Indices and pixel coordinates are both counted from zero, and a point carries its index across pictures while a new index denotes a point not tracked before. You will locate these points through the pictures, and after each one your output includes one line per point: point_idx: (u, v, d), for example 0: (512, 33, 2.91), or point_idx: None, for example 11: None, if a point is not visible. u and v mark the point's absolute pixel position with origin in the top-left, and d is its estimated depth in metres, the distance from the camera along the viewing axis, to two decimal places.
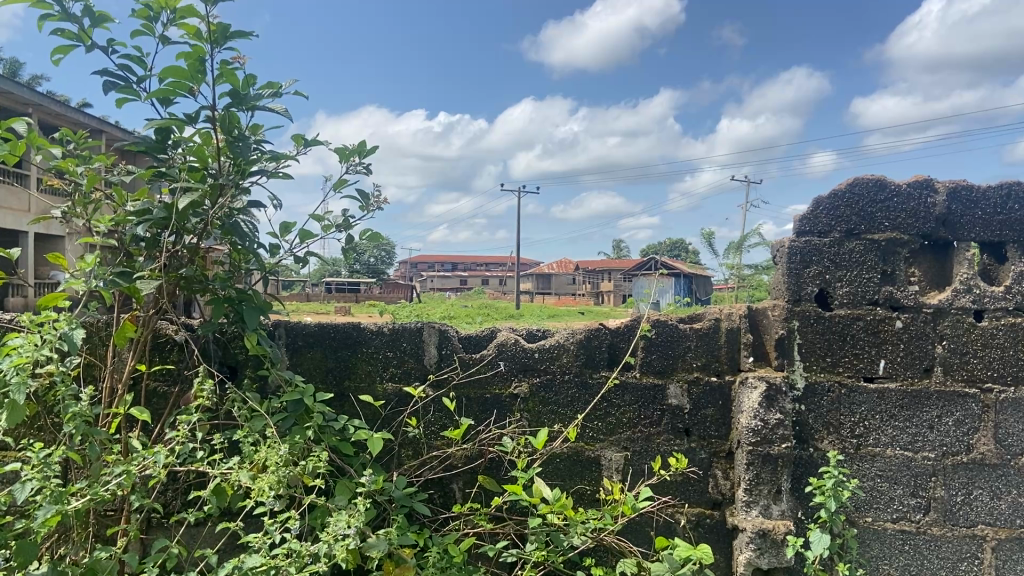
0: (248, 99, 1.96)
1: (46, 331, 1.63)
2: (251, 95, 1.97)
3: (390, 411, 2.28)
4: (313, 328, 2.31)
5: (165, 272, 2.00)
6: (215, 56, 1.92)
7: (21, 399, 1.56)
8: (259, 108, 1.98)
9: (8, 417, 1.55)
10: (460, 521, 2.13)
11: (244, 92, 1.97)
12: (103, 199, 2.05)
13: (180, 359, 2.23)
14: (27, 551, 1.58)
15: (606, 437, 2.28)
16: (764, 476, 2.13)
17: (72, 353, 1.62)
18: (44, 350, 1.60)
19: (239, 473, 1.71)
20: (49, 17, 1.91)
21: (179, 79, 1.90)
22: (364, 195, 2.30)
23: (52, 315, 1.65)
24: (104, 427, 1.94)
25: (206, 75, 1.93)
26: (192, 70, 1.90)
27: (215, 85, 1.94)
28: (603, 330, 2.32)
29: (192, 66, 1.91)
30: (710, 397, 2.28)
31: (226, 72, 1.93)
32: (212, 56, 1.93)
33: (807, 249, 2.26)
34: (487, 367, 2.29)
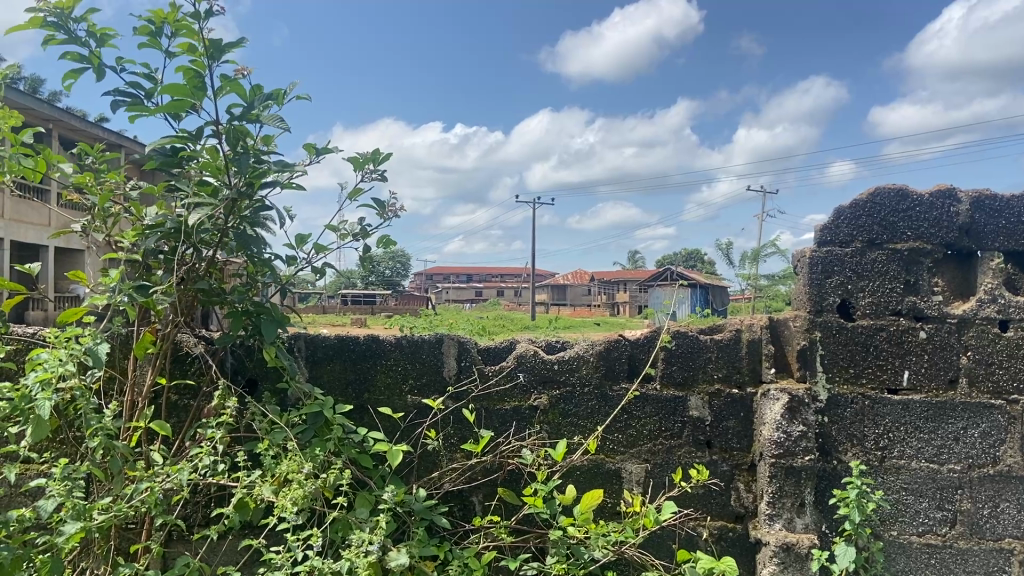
0: (252, 110, 1.95)
1: (73, 345, 1.62)
2: (256, 106, 1.97)
3: (409, 423, 2.27)
4: (333, 340, 2.31)
5: (183, 285, 2.00)
6: (214, 70, 1.93)
7: (47, 414, 1.54)
8: (265, 119, 1.97)
9: (33, 432, 1.54)
10: (480, 534, 2.10)
11: (249, 103, 1.96)
12: (122, 213, 2.07)
13: (200, 372, 2.23)
14: (52, 566, 1.56)
15: (627, 449, 2.26)
16: (787, 489, 2.12)
17: (98, 368, 1.59)
18: (69, 364, 1.59)
19: (262, 487, 1.71)
20: (53, 39, 1.92)
21: (181, 97, 1.91)
22: (380, 203, 2.30)
23: (76, 330, 1.67)
24: (126, 441, 1.93)
25: (207, 91, 1.94)
26: (192, 87, 1.90)
27: (217, 100, 1.94)
28: (623, 341, 2.30)
29: (191, 84, 1.92)
30: (732, 410, 2.26)
31: (227, 84, 1.94)
32: (211, 70, 1.93)
33: (829, 259, 2.24)
34: (507, 378, 2.27)
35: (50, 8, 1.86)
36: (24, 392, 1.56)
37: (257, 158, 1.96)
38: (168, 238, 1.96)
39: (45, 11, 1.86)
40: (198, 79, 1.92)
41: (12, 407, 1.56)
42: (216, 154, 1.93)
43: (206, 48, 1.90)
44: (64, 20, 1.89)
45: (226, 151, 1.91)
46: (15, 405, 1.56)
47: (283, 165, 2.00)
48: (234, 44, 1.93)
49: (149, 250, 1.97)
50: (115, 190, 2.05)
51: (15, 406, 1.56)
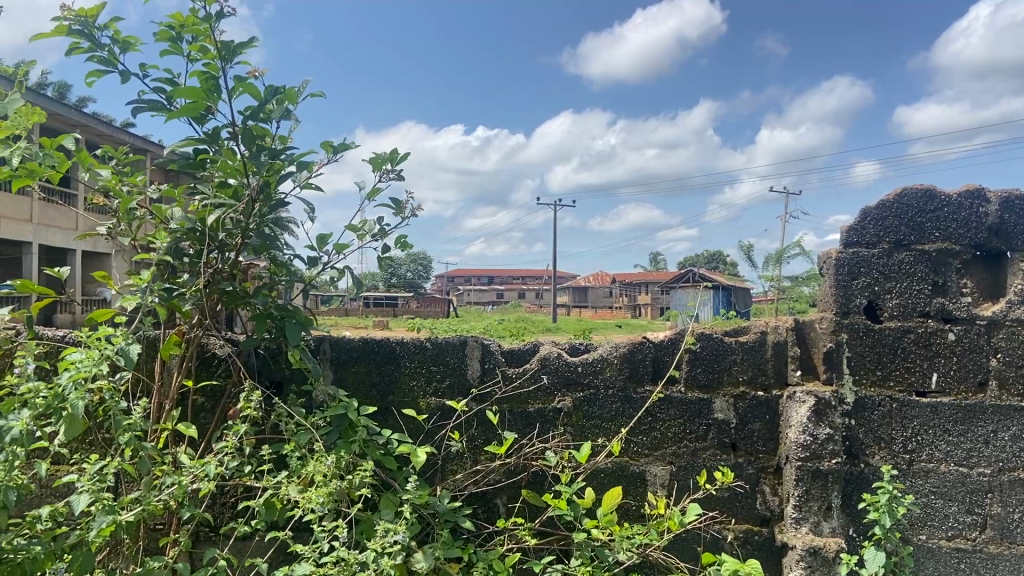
0: (267, 110, 1.95)
1: (105, 347, 1.63)
2: (270, 103, 1.96)
3: (433, 425, 2.27)
4: (358, 342, 2.32)
5: (208, 287, 2.01)
6: (227, 72, 1.94)
7: (79, 411, 1.52)
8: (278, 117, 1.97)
9: (67, 430, 1.50)
10: (504, 536, 2.09)
11: (263, 102, 1.96)
12: (147, 216, 2.09)
13: (226, 374, 2.25)
14: (83, 560, 1.52)
15: (651, 451, 2.25)
16: (814, 492, 2.10)
17: (129, 369, 1.62)
18: (102, 364, 1.58)
19: (288, 487, 1.72)
20: (77, 48, 1.94)
21: (196, 100, 1.91)
22: (399, 203, 2.31)
23: (110, 330, 1.67)
24: (153, 442, 1.95)
25: (220, 92, 1.95)
26: (206, 89, 1.91)
27: (232, 102, 1.95)
28: (647, 343, 2.30)
29: (205, 86, 1.92)
30: (757, 412, 2.24)
31: (239, 85, 1.95)
32: (224, 72, 1.95)
33: (856, 260, 2.22)
34: (531, 380, 2.28)
35: (75, 17, 1.89)
36: (56, 389, 1.55)
37: (274, 156, 1.95)
38: (194, 240, 1.98)
39: (70, 19, 1.89)
40: (211, 81, 1.94)
41: (43, 403, 1.55)
42: (232, 155, 1.94)
43: (217, 50, 1.91)
44: (88, 28, 1.91)
45: (243, 151, 1.91)
46: (46, 404, 1.53)
47: (300, 164, 1.99)
48: (245, 46, 1.95)
49: (175, 252, 1.98)
50: (142, 193, 2.07)
51: (48, 404, 1.54)
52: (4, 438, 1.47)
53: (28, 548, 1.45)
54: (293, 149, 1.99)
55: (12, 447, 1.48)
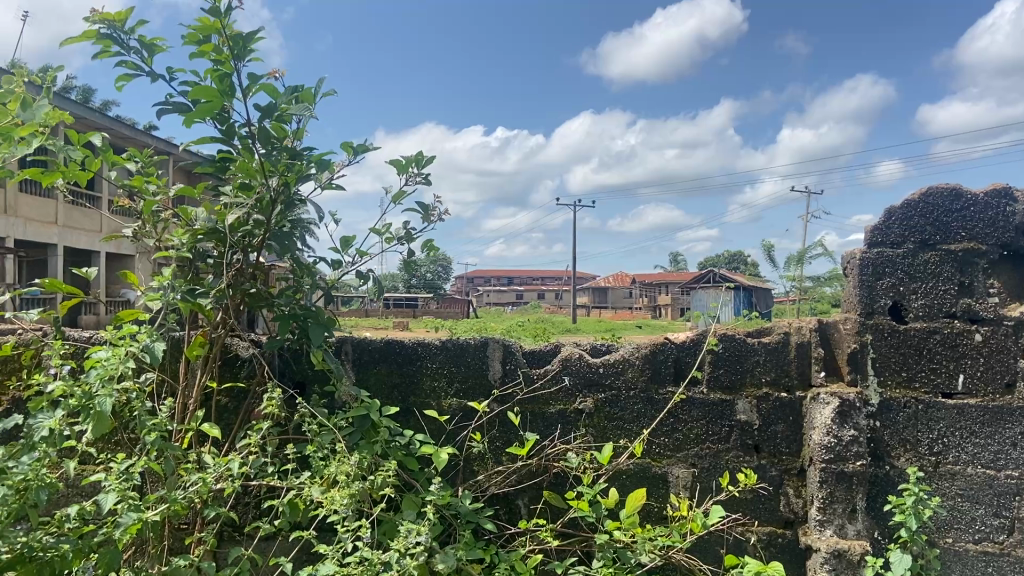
0: (284, 109, 1.96)
1: (131, 344, 1.64)
2: (285, 103, 1.97)
3: (455, 426, 2.27)
4: (380, 343, 2.33)
5: (232, 288, 2.03)
6: (240, 70, 1.95)
7: (108, 408, 1.52)
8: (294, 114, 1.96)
9: (96, 427, 1.51)
10: (526, 537, 2.09)
11: (279, 100, 1.96)
12: (171, 218, 2.11)
13: (250, 375, 2.27)
14: (110, 557, 1.52)
15: (673, 453, 2.24)
16: (838, 494, 2.08)
17: (155, 365, 1.64)
18: (129, 362, 1.59)
19: (311, 487, 1.73)
20: (106, 51, 1.97)
21: (210, 99, 1.92)
22: (425, 207, 2.31)
23: (136, 329, 1.68)
24: (178, 442, 1.97)
25: (235, 91, 1.96)
26: (220, 89, 1.92)
27: (246, 101, 1.95)
28: (668, 345, 2.30)
29: (220, 86, 1.93)
30: (781, 413, 2.23)
31: (254, 84, 1.94)
32: (236, 70, 1.95)
33: (880, 260, 2.20)
34: (552, 382, 2.27)
35: (103, 20, 1.91)
36: (85, 388, 1.56)
37: (294, 157, 1.96)
38: (219, 241, 1.99)
39: (99, 23, 1.91)
40: (226, 80, 1.94)
41: (70, 403, 1.56)
42: (250, 156, 1.95)
43: (231, 47, 1.92)
44: (117, 31, 1.94)
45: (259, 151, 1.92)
46: (76, 402, 1.54)
47: (319, 163, 2.00)
48: (254, 38, 1.94)
49: (200, 254, 2.00)
50: (167, 195, 2.09)
51: (78, 402, 1.55)
52: (34, 436, 1.49)
53: (56, 545, 1.47)
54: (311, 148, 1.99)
55: (41, 446, 1.50)
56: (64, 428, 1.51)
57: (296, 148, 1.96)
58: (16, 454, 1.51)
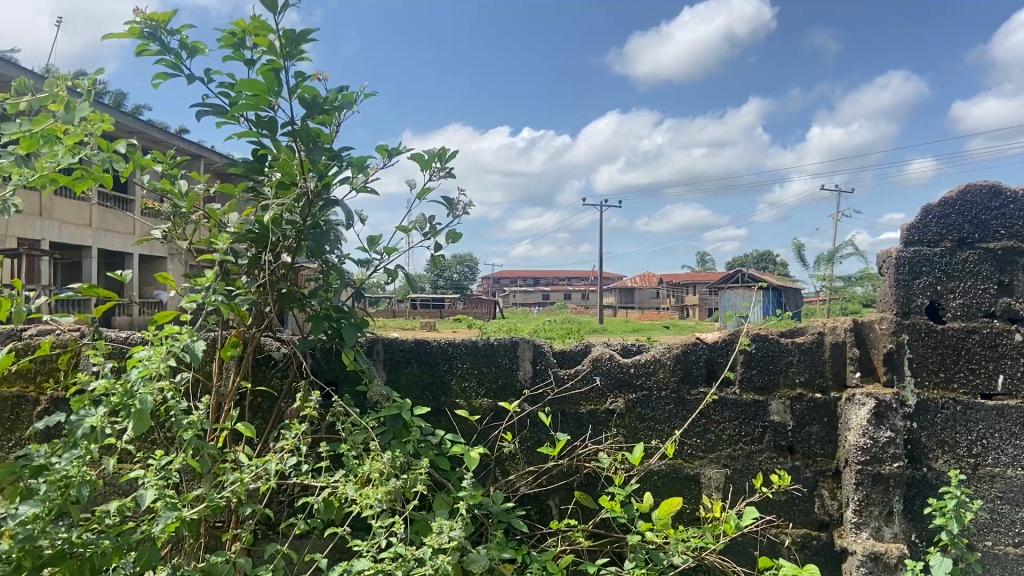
0: (328, 109, 1.97)
1: (171, 342, 1.65)
2: (329, 104, 1.97)
3: (486, 426, 2.27)
4: (410, 343, 2.34)
5: (265, 288, 2.05)
6: (289, 69, 1.96)
7: (148, 406, 1.54)
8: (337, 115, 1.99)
9: (137, 425, 1.52)
10: (558, 537, 2.09)
11: (324, 100, 1.98)
12: (204, 220, 2.14)
13: (283, 375, 2.29)
14: (149, 555, 1.53)
15: (706, 454, 2.22)
16: (875, 496, 2.05)
17: (195, 364, 1.64)
18: (170, 360, 1.61)
19: (345, 486, 1.73)
20: (147, 50, 1.99)
21: (256, 93, 1.94)
22: (450, 202, 2.32)
23: (175, 328, 1.69)
24: (213, 441, 1.98)
25: (282, 90, 1.97)
26: (267, 85, 1.94)
27: (292, 100, 1.96)
28: (700, 345, 2.28)
29: (268, 81, 1.95)
30: (815, 414, 2.20)
31: (299, 84, 1.95)
32: (286, 68, 1.96)
33: (917, 259, 2.17)
34: (583, 382, 2.27)
35: (146, 19, 1.93)
36: (126, 386, 1.57)
37: (329, 158, 1.96)
38: (252, 243, 2.02)
39: (142, 22, 1.94)
40: (275, 76, 1.95)
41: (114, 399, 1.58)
42: (291, 153, 1.97)
43: (283, 45, 1.93)
44: (159, 31, 1.96)
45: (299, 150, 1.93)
46: (118, 400, 1.56)
47: (357, 166, 2.01)
48: (306, 37, 1.94)
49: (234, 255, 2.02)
50: (201, 198, 2.12)
51: (119, 400, 1.56)
52: (76, 433, 1.50)
53: (96, 542, 1.49)
54: (349, 150, 2.01)
55: (83, 443, 1.52)
56: (105, 426, 1.53)
57: (335, 149, 1.97)
58: (59, 450, 1.53)
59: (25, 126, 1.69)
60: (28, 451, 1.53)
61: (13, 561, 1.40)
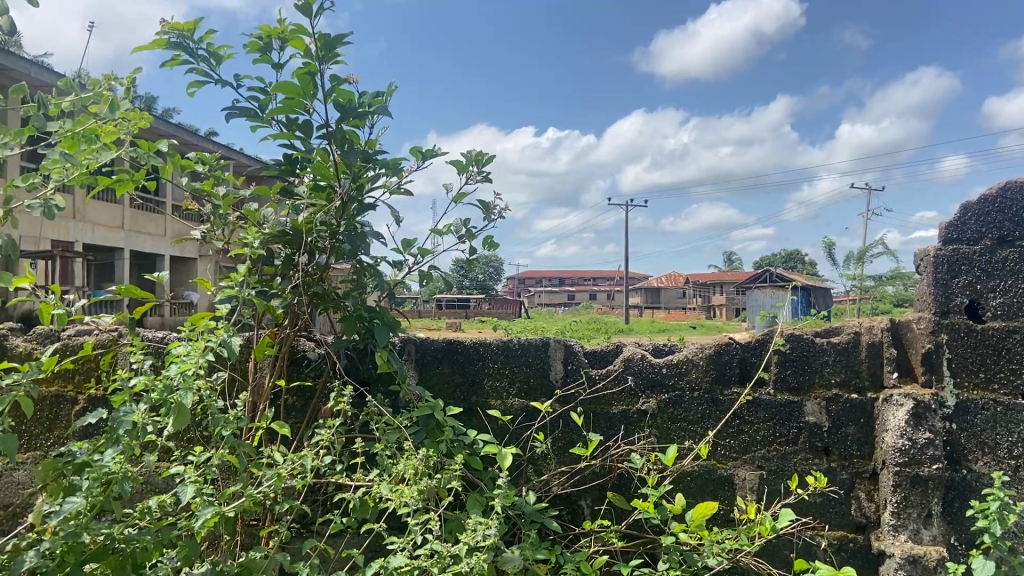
0: (363, 113, 1.98)
1: (209, 337, 1.66)
2: (364, 106, 1.98)
3: (518, 426, 2.27)
4: (442, 343, 2.35)
5: (299, 289, 2.06)
6: (324, 72, 1.97)
7: (188, 401, 1.55)
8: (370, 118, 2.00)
9: (177, 419, 1.52)
10: (591, 537, 2.08)
11: (358, 103, 1.99)
12: (239, 221, 2.17)
13: (316, 374, 2.30)
14: (190, 550, 1.55)
15: (740, 455, 2.20)
16: (913, 499, 2.03)
17: (232, 358, 1.64)
18: (208, 356, 1.63)
19: (379, 486, 1.74)
20: (176, 61, 2.01)
21: (293, 96, 1.96)
22: (485, 205, 2.32)
23: (213, 324, 1.71)
24: (248, 440, 2.00)
25: (317, 92, 1.98)
26: (304, 87, 1.95)
27: (326, 104, 1.97)
28: (734, 344, 2.27)
29: (304, 85, 1.96)
30: (852, 415, 2.18)
31: (334, 88, 1.96)
32: (321, 71, 1.98)
33: (956, 257, 2.13)
34: (615, 382, 2.26)
35: (173, 29, 1.96)
36: (166, 382, 1.58)
37: (362, 159, 1.97)
38: (286, 244, 2.04)
39: (169, 32, 1.96)
40: (310, 80, 1.96)
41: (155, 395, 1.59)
42: (327, 156, 1.99)
43: (319, 49, 1.94)
44: (186, 39, 1.99)
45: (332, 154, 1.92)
46: (158, 396, 1.57)
47: (391, 168, 2.02)
48: (341, 40, 1.95)
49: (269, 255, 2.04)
50: (234, 199, 2.14)
51: (159, 396, 1.58)
52: (118, 429, 1.52)
53: (139, 538, 1.49)
54: (385, 153, 2.02)
55: (125, 439, 1.53)
56: (148, 422, 1.55)
57: (370, 152, 1.98)
58: (101, 446, 1.55)
59: (68, 126, 1.72)
60: (73, 449, 1.57)
61: (57, 557, 1.44)
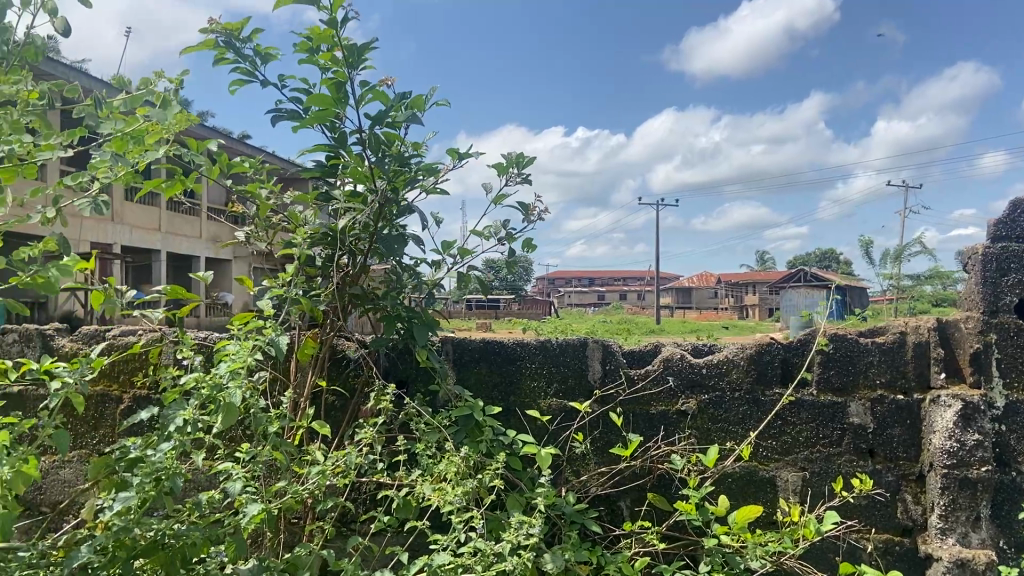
0: (392, 115, 2.00)
1: (257, 336, 1.69)
2: (396, 110, 2.00)
3: (557, 426, 2.27)
4: (479, 343, 2.35)
5: (339, 289, 2.08)
6: (353, 79, 1.99)
7: (237, 398, 1.56)
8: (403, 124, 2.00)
9: (228, 416, 1.54)
10: (631, 539, 2.07)
11: (389, 108, 2.00)
12: (281, 223, 2.19)
13: (355, 374, 2.32)
14: (238, 546, 1.57)
15: (782, 457, 2.18)
16: (961, 501, 1.99)
17: (280, 357, 1.67)
18: (256, 354, 1.65)
19: (421, 485, 1.75)
20: (224, 59, 2.04)
21: (325, 107, 1.97)
22: (524, 206, 2.31)
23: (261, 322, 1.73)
24: (290, 439, 2.02)
25: (348, 100, 2.00)
26: (335, 97, 1.96)
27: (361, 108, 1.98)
28: (775, 345, 2.24)
29: (334, 94, 1.97)
30: (897, 416, 2.14)
31: (366, 91, 1.97)
32: (351, 78, 1.99)
33: (1005, 255, 2.10)
34: (655, 383, 2.24)
35: (221, 29, 1.98)
36: (216, 379, 1.61)
37: (401, 162, 1.97)
38: (327, 245, 2.06)
39: (216, 32, 1.99)
40: (340, 88, 1.99)
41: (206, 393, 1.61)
42: (361, 161, 2.01)
43: (345, 56, 1.95)
44: (233, 39, 2.01)
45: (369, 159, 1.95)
46: (208, 393, 1.59)
47: (430, 170, 2.02)
48: (368, 48, 1.96)
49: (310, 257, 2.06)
50: (275, 201, 2.17)
51: (209, 393, 1.60)
52: (170, 426, 1.54)
53: (188, 534, 1.51)
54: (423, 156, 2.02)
55: (177, 435, 1.55)
56: (198, 419, 1.57)
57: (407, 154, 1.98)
58: (153, 442, 1.57)
59: (118, 127, 1.74)
60: (125, 445, 1.60)
61: (109, 551, 1.47)
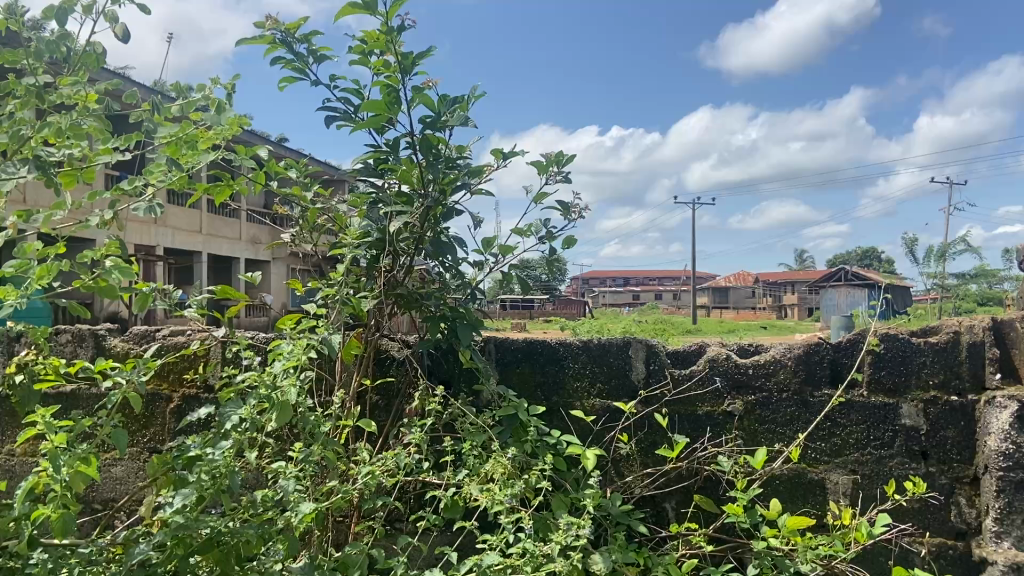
0: (440, 118, 2.01)
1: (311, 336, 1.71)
2: (445, 114, 2.02)
3: (601, 427, 2.26)
4: (522, 342, 2.37)
5: (385, 290, 2.10)
6: (406, 83, 2.00)
7: (292, 396, 1.59)
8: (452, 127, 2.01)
9: (283, 414, 1.56)
10: (678, 540, 2.05)
11: (438, 112, 2.01)
12: (328, 224, 2.22)
13: (399, 374, 2.33)
14: (291, 544, 1.59)
15: (831, 458, 2.15)
16: (1018, 505, 1.95)
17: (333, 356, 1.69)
18: (309, 353, 1.68)
19: (470, 485, 1.76)
20: (278, 56, 2.06)
21: (378, 113, 1.99)
22: (565, 204, 2.31)
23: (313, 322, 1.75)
24: (338, 438, 2.04)
25: (399, 104, 2.01)
26: (387, 102, 1.98)
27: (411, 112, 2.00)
28: (825, 345, 2.21)
29: (386, 99, 1.99)
30: (951, 418, 2.10)
31: (417, 96, 1.99)
32: (404, 84, 2.00)
33: None
34: (701, 384, 2.23)
35: (278, 26, 2.01)
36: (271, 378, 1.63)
37: (448, 164, 1.99)
38: (374, 247, 2.08)
39: (273, 29, 2.01)
40: (391, 93, 2.00)
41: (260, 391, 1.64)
42: (411, 164, 2.01)
43: (398, 62, 1.97)
44: (289, 37, 2.04)
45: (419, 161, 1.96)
46: (263, 392, 1.62)
47: (475, 171, 2.03)
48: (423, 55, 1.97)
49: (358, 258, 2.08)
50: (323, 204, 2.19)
51: (265, 392, 1.62)
52: (227, 424, 1.57)
53: (244, 531, 1.53)
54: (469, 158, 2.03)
55: (234, 433, 1.58)
56: (254, 417, 1.59)
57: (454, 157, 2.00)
58: (209, 441, 1.60)
59: (173, 132, 1.77)
60: (182, 443, 1.63)
61: (169, 546, 1.50)
